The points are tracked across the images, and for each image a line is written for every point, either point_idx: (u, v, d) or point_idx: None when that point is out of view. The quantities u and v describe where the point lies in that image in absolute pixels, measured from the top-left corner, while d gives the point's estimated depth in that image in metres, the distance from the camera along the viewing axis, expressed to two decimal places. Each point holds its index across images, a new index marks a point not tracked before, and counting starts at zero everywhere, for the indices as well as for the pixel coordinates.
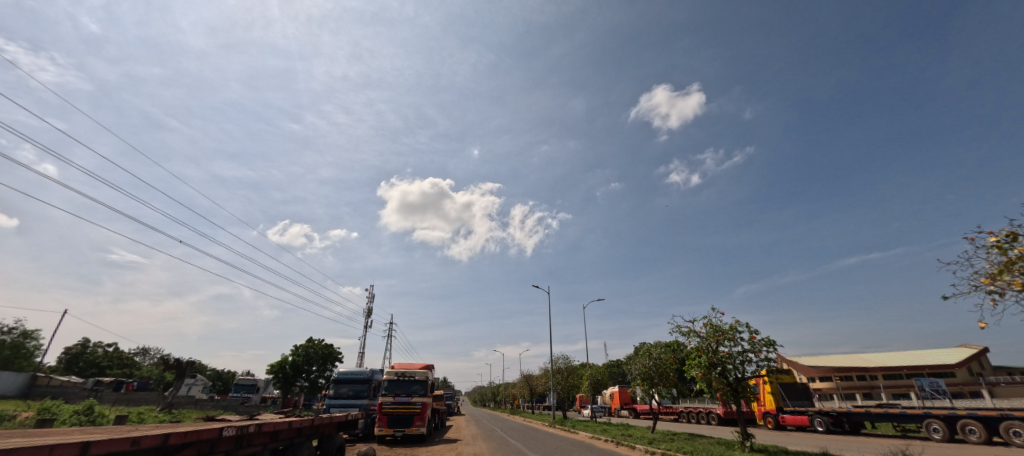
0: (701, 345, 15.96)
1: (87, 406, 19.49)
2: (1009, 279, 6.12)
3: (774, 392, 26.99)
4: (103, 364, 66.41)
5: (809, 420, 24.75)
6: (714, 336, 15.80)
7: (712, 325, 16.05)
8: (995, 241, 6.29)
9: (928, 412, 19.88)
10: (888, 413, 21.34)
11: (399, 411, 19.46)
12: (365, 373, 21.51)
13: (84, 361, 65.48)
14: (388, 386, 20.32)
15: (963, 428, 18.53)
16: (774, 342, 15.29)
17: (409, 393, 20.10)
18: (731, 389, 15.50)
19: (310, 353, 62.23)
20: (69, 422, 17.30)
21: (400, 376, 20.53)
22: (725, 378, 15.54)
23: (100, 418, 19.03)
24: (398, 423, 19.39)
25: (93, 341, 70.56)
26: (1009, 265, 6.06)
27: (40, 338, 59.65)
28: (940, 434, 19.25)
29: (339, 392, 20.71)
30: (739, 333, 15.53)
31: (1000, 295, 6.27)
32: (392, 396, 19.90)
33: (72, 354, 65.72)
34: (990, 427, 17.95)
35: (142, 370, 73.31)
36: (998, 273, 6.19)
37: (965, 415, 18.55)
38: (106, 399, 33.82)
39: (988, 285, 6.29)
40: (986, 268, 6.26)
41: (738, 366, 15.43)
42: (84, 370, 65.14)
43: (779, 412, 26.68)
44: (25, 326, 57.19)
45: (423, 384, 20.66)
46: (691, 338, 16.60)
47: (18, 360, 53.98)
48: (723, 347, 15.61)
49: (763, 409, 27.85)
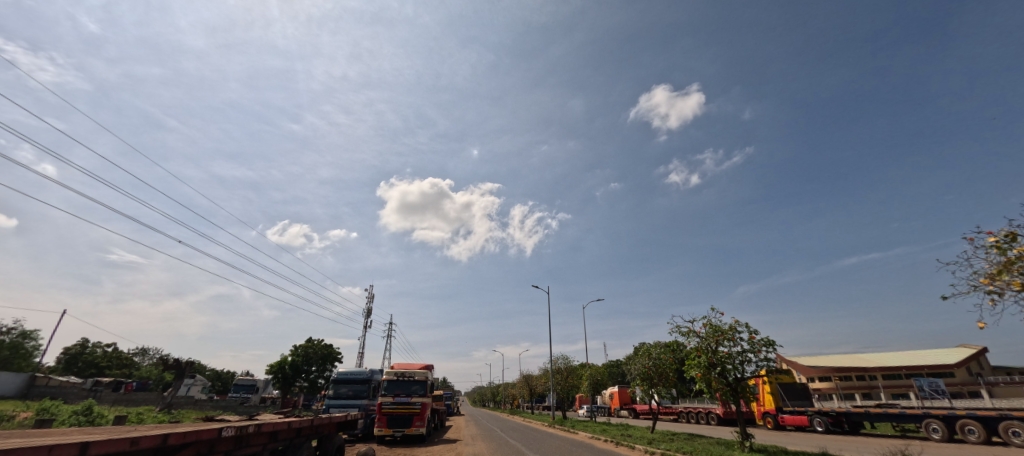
0: (701, 345, 15.95)
1: (87, 406, 19.49)
2: (1008, 279, 6.13)
3: (774, 392, 27.00)
4: (102, 364, 66.34)
5: (808, 420, 24.73)
6: (714, 336, 15.80)
7: (711, 325, 16.05)
8: (993, 241, 6.31)
9: (928, 412, 19.88)
10: (887, 413, 21.35)
11: (399, 412, 19.45)
12: (365, 373, 21.52)
13: (83, 362, 65.38)
14: (388, 387, 20.31)
15: (963, 428, 18.55)
16: (774, 342, 15.30)
17: (409, 394, 20.08)
18: (731, 389, 15.49)
19: (309, 353, 62.23)
20: (68, 422, 17.30)
21: (400, 376, 20.52)
22: (724, 377, 15.54)
23: (99, 418, 19.01)
24: (398, 423, 19.39)
25: (92, 341, 70.50)
26: (1009, 265, 6.06)
27: (39, 338, 59.60)
28: (940, 434, 19.25)
29: (339, 392, 20.70)
30: (739, 333, 15.53)
31: (999, 295, 6.29)
32: (391, 396, 19.89)
33: (70, 354, 65.60)
34: (989, 428, 17.96)
35: (141, 370, 73.26)
36: (998, 273, 6.19)
37: (964, 415, 18.57)
38: (105, 400, 33.74)
39: (987, 285, 6.30)
40: (986, 268, 6.26)
41: (738, 366, 15.43)
42: (83, 370, 65.08)
43: (779, 412, 26.67)
44: (24, 326, 57.08)
45: (423, 385, 20.65)
46: (691, 339, 16.60)
47: (17, 360, 53.89)
48: (723, 347, 15.61)
49: (762, 409, 27.86)
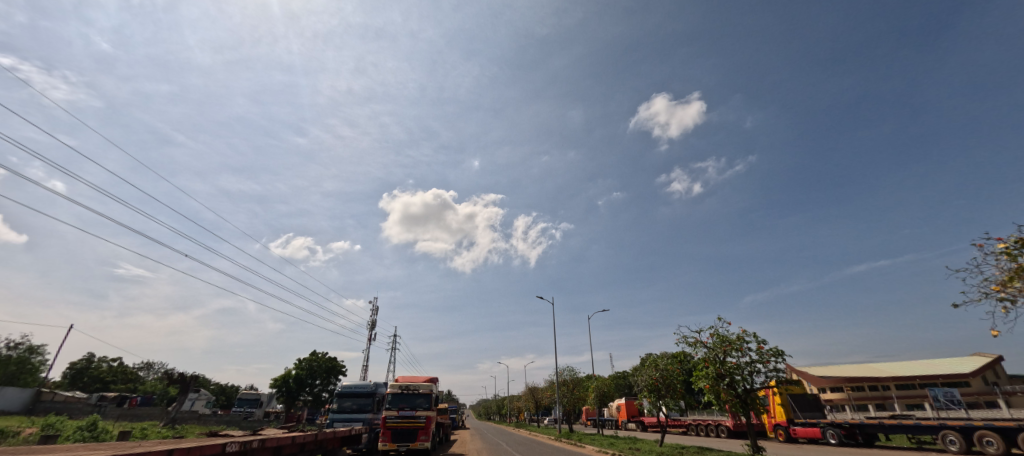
0: (708, 356, 15.79)
1: (91, 421, 19.33)
2: (1019, 286, 6.05)
3: (785, 404, 26.48)
4: (107, 379, 66.36)
5: (820, 432, 24.22)
6: (722, 347, 15.58)
7: (718, 335, 15.90)
8: (1004, 247, 6.27)
9: (943, 423, 19.41)
10: (901, 424, 20.84)
11: (403, 426, 19.16)
12: (370, 387, 21.38)
13: (89, 376, 65.56)
14: (393, 400, 20.19)
15: (981, 440, 18.00)
16: (782, 352, 15.15)
17: (414, 407, 19.91)
18: (740, 400, 15.20)
19: (313, 366, 62.01)
20: (72, 438, 17.22)
21: (404, 390, 20.47)
22: (733, 389, 15.25)
23: (103, 434, 18.98)
24: (403, 438, 19.07)
25: (98, 355, 70.72)
26: (1017, 272, 5.99)
27: (45, 353, 59.75)
28: (958, 446, 18.80)
29: (344, 405, 20.50)
30: (746, 344, 15.39)
31: (1012, 302, 6.25)
32: (396, 410, 19.73)
33: (76, 369, 65.72)
34: (1007, 438, 17.47)
35: (145, 385, 73.26)
36: (1008, 280, 6.10)
37: (982, 426, 18.07)
38: (109, 414, 33.79)
39: (999, 292, 6.22)
40: (996, 275, 6.18)
41: (746, 377, 15.19)
42: (89, 385, 65.19)
43: (790, 425, 26.15)
44: (31, 341, 57.12)
45: (428, 398, 20.44)
46: (698, 349, 16.56)
47: (24, 375, 54.15)
48: (730, 358, 15.40)
49: (772, 421, 27.33)
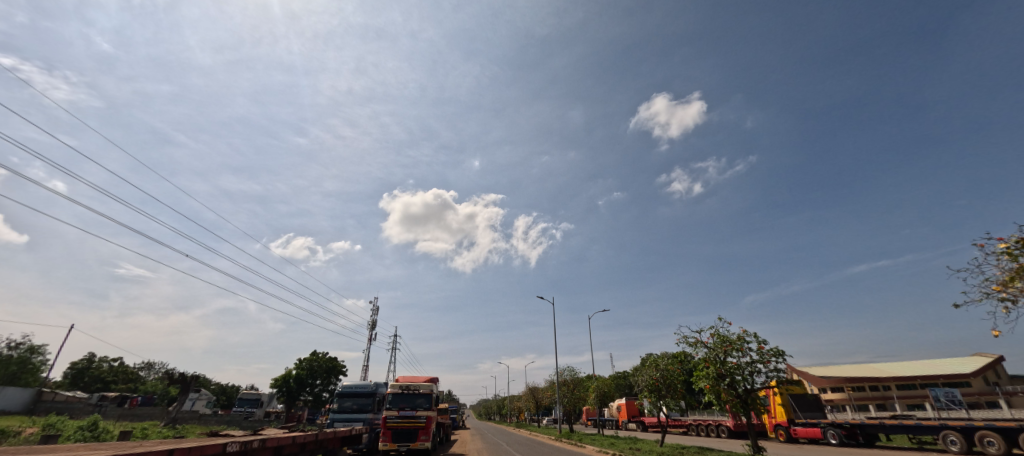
0: (708, 356, 15.78)
1: (92, 421, 19.33)
2: (1019, 286, 6.05)
3: (785, 404, 26.48)
4: (108, 379, 66.39)
5: (821, 432, 24.20)
6: (722, 347, 15.58)
7: (718, 335, 15.91)
8: (1004, 247, 6.27)
9: (944, 423, 19.39)
10: (902, 424, 20.83)
11: (403, 426, 19.15)
12: (370, 387, 21.38)
13: (90, 376, 65.61)
14: (394, 400, 20.19)
15: (982, 440, 17.98)
16: (783, 352, 15.17)
17: (414, 407, 19.91)
18: (740, 400, 15.20)
19: (313, 366, 62.01)
20: (73, 437, 17.23)
21: (405, 390, 20.47)
22: (733, 389, 15.25)
23: (103, 434, 18.97)
24: (403, 438, 19.08)
25: (99, 355, 70.77)
26: (1018, 272, 5.99)
27: (46, 352, 59.80)
28: (959, 447, 18.77)
29: (344, 405, 20.50)
30: (746, 344, 15.39)
31: (1012, 301, 6.24)
32: (396, 410, 19.74)
33: (77, 369, 65.74)
34: (1008, 438, 17.45)
35: (146, 385, 73.28)
36: (1009, 280, 6.09)
37: (983, 426, 18.05)
38: (110, 414, 33.83)
39: (1000, 292, 6.22)
40: (998, 276, 6.17)
41: (747, 377, 15.17)
42: (90, 385, 65.23)
43: (791, 425, 26.13)
44: (32, 341, 57.18)
45: (428, 398, 20.44)
46: (699, 349, 16.54)
47: (25, 375, 54.21)
48: (731, 358, 15.39)
49: (773, 422, 27.30)
